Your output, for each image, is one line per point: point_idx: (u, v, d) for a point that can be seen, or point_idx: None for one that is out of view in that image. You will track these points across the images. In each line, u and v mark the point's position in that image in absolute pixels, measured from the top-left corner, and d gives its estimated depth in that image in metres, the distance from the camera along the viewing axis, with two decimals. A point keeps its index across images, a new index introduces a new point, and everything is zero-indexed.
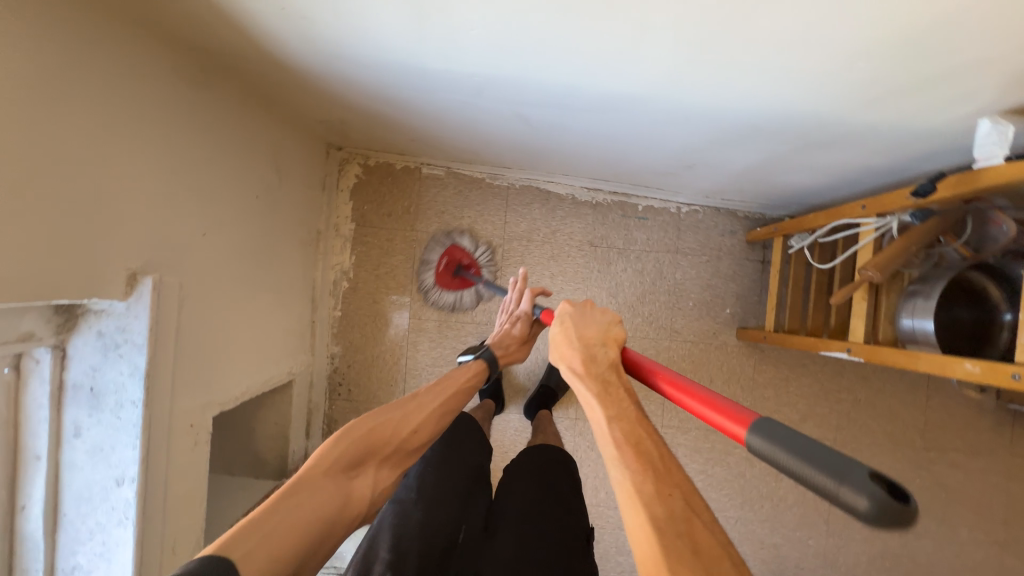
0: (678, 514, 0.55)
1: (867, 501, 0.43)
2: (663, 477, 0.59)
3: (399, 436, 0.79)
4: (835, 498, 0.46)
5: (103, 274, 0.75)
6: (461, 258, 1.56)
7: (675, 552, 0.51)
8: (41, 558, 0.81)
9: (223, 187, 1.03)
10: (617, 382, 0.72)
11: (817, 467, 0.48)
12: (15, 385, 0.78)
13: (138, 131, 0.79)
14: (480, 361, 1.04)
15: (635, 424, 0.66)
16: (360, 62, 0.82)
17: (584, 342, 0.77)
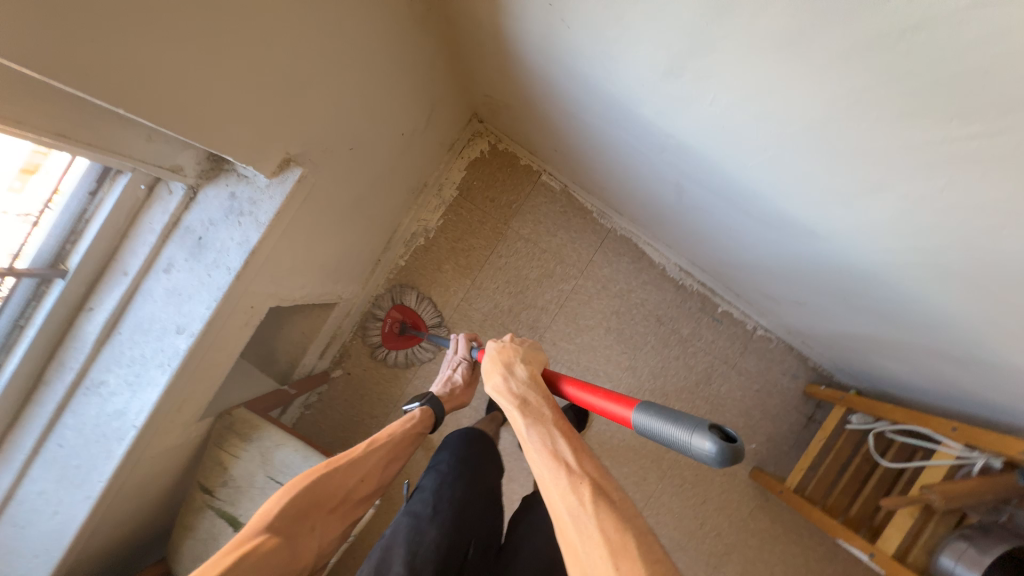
0: (588, 500, 0.52)
1: (706, 445, 0.45)
2: (574, 468, 0.55)
3: (342, 490, 0.80)
4: (686, 451, 0.48)
5: (263, 146, 0.78)
6: (407, 317, 1.58)
7: (590, 544, 0.49)
8: (79, 360, 0.84)
9: (384, 115, 1.05)
10: (538, 389, 0.66)
11: (671, 424, 0.50)
12: (141, 203, 0.82)
13: (350, 38, 0.82)
14: (423, 408, 0.99)
15: (549, 421, 0.60)
16: (576, 75, 0.83)
17: (505, 356, 0.71)
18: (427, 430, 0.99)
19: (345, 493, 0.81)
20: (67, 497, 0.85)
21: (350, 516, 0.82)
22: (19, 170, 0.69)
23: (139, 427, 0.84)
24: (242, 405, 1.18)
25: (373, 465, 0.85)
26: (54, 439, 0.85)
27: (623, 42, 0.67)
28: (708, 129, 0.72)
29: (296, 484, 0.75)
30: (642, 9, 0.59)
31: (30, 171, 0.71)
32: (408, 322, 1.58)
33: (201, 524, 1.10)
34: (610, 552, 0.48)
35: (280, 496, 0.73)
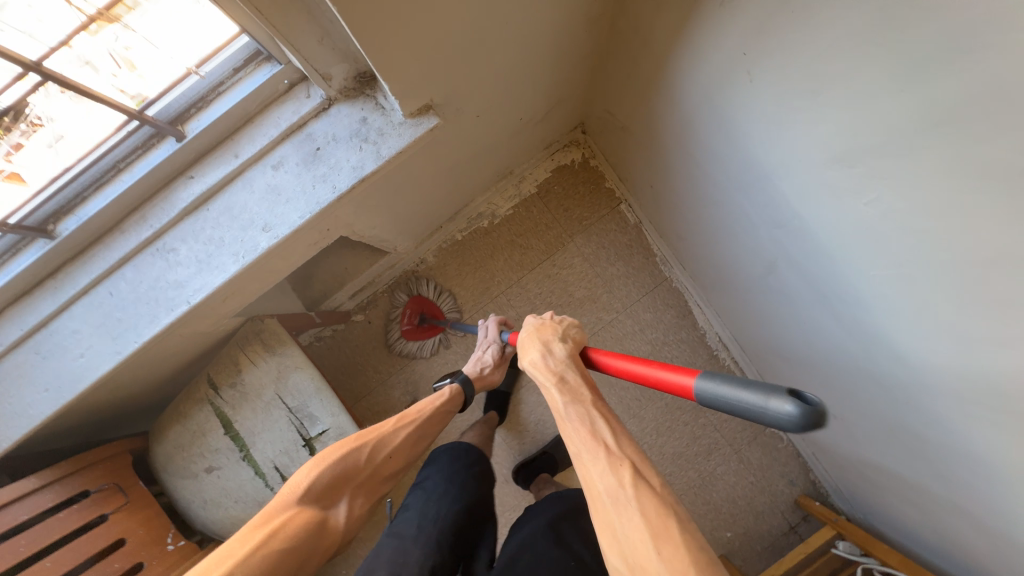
0: (626, 481, 0.52)
1: (793, 408, 0.40)
2: (613, 450, 0.55)
3: (371, 463, 0.80)
4: (763, 417, 0.43)
5: (416, 87, 0.78)
6: (425, 308, 1.56)
7: (630, 524, 0.50)
8: (161, 222, 0.83)
9: (517, 96, 1.06)
10: (575, 370, 0.68)
11: (750, 389, 0.44)
12: (278, 96, 0.82)
13: (529, 17, 0.83)
14: (454, 386, 1.04)
15: (587, 402, 0.62)
16: (730, 127, 0.84)
17: (542, 338, 0.74)
18: (455, 408, 1.02)
19: (374, 464, 0.80)
20: (97, 344, 0.84)
21: (383, 490, 0.81)
22: (93, 16, 0.67)
23: (191, 305, 0.83)
24: (275, 316, 1.18)
25: (399, 440, 0.86)
26: (106, 286, 0.84)
27: (803, 116, 0.67)
28: (844, 225, 0.72)
29: (327, 457, 0.75)
30: (844, 93, 0.60)
31: (107, 20, 0.68)
32: (428, 313, 1.56)
33: (194, 416, 1.09)
34: (652, 535, 0.48)
35: (310, 470, 0.73)
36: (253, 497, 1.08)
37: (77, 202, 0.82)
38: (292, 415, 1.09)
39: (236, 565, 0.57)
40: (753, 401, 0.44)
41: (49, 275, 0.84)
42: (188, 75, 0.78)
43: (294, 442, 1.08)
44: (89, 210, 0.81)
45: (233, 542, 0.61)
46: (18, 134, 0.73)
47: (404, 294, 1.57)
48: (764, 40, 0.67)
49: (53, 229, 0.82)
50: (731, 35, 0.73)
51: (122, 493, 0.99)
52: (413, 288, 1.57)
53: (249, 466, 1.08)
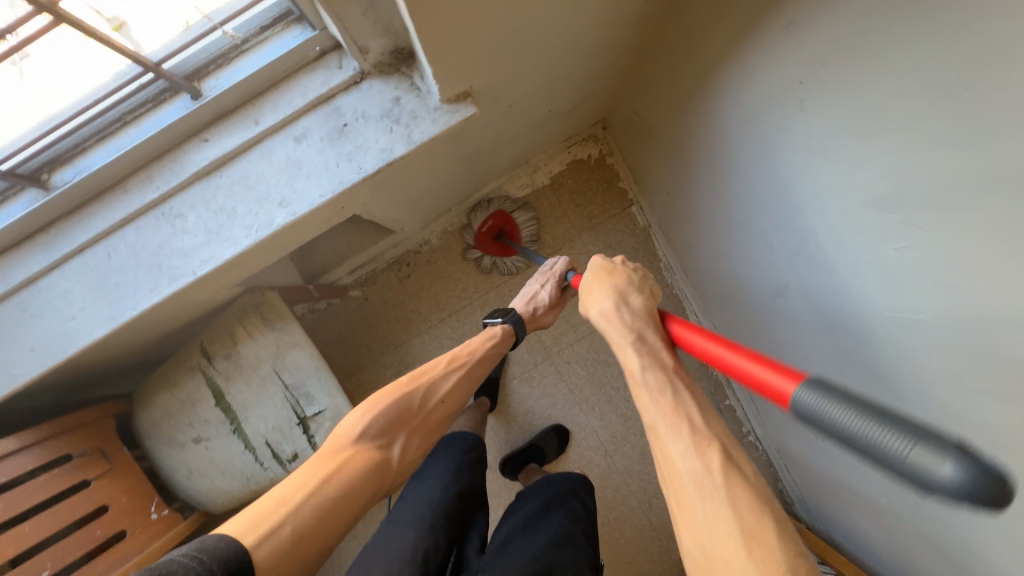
0: (715, 465, 0.53)
1: (955, 469, 0.34)
2: (700, 429, 0.56)
3: (424, 407, 0.79)
4: (899, 461, 0.38)
5: (457, 73, 0.75)
6: (505, 225, 1.52)
7: (716, 513, 0.50)
8: (169, 185, 0.78)
9: (550, 89, 1.03)
10: (653, 329, 0.69)
11: (890, 427, 0.39)
12: (307, 64, 0.77)
13: (580, 13, 0.79)
14: (505, 326, 0.99)
15: (670, 371, 0.63)
16: (768, 151, 0.84)
17: (614, 288, 0.77)
18: (504, 349, 0.97)
19: (428, 408, 0.79)
20: (90, 308, 0.79)
21: (436, 433, 0.81)
22: None
23: (196, 276, 0.79)
24: (275, 289, 1.14)
25: (451, 384, 0.84)
26: (104, 247, 0.79)
27: (848, 155, 0.67)
28: (868, 266, 0.73)
29: (380, 400, 0.74)
30: (899, 141, 0.59)
31: None
32: (505, 231, 1.53)
33: (185, 384, 1.05)
34: (741, 529, 0.49)
35: (364, 413, 0.72)
36: (240, 472, 1.06)
37: (77, 152, 0.77)
38: (288, 392, 1.07)
39: (292, 510, 0.59)
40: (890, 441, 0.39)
41: (41, 229, 0.79)
42: (209, 28, 0.73)
43: (288, 419, 1.06)
44: (89, 162, 0.76)
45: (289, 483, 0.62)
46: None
47: (483, 209, 1.52)
48: (824, 72, 0.66)
49: (48, 180, 0.77)
50: (789, 60, 0.71)
51: (105, 459, 0.95)
52: (494, 204, 1.52)
53: (239, 440, 1.05)
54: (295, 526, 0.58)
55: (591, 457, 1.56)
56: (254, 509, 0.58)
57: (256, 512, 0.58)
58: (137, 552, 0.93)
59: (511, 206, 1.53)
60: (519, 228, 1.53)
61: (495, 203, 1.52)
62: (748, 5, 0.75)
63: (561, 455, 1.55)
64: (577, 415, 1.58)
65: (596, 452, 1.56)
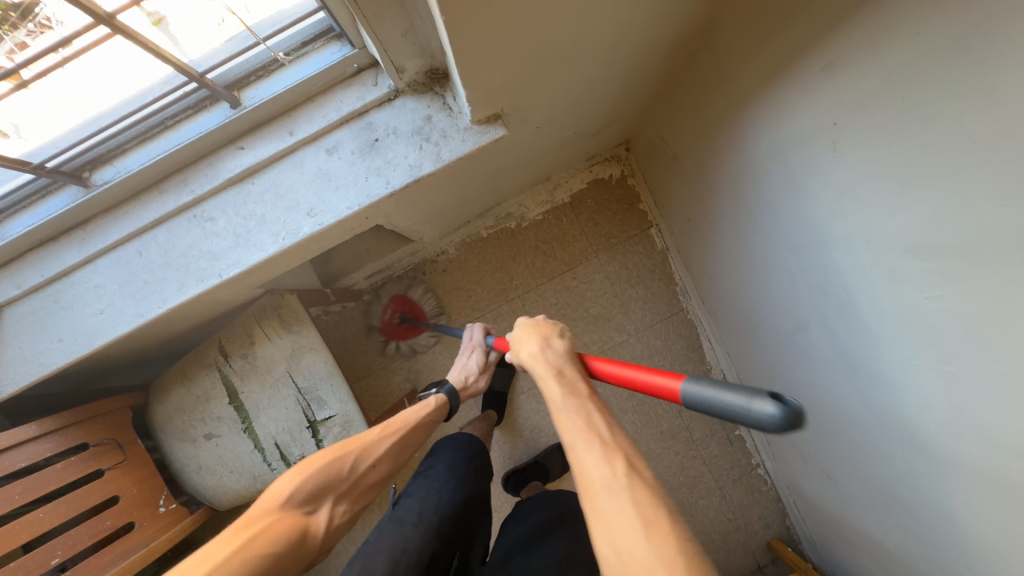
0: (620, 470, 0.52)
1: (775, 408, 0.44)
2: (608, 441, 0.56)
3: (354, 471, 0.78)
4: (742, 416, 0.47)
5: (491, 96, 0.76)
6: (407, 308, 1.52)
7: (621, 512, 0.49)
8: (202, 189, 0.80)
9: (578, 112, 1.03)
10: (572, 365, 0.69)
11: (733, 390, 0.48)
12: (344, 80, 0.79)
13: (615, 43, 0.80)
14: (440, 396, 0.99)
15: (585, 397, 0.62)
16: (796, 188, 0.83)
17: (540, 330, 0.75)
18: (440, 418, 0.98)
19: (358, 476, 0.78)
20: (119, 303, 0.81)
21: (365, 500, 0.79)
22: None
23: (222, 279, 0.81)
24: (295, 292, 1.16)
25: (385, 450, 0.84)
26: (136, 245, 0.81)
27: (881, 198, 0.66)
28: (896, 311, 0.72)
29: (310, 465, 0.73)
30: (934, 190, 0.58)
31: None
32: (410, 313, 1.52)
33: (200, 381, 1.07)
34: (642, 522, 0.48)
35: (294, 477, 0.71)
36: (248, 471, 1.07)
37: (117, 152, 0.80)
38: (300, 395, 1.08)
39: (214, 568, 0.55)
40: (736, 403, 0.48)
41: (78, 224, 0.82)
42: (253, 42, 0.76)
43: (298, 423, 1.07)
44: (128, 163, 0.79)
45: (213, 544, 0.59)
46: (24, 34, 0.64)
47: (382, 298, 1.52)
48: (859, 115, 0.65)
49: (88, 177, 0.80)
50: (824, 100, 0.71)
51: (119, 450, 0.96)
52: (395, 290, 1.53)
53: (250, 439, 1.07)
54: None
55: None
56: (180, 565, 0.55)
57: (176, 571, 0.54)
58: (143, 545, 0.93)
59: (408, 288, 1.54)
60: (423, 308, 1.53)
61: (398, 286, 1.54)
62: (783, 44, 0.75)
63: (564, 474, 1.53)
64: None
65: None
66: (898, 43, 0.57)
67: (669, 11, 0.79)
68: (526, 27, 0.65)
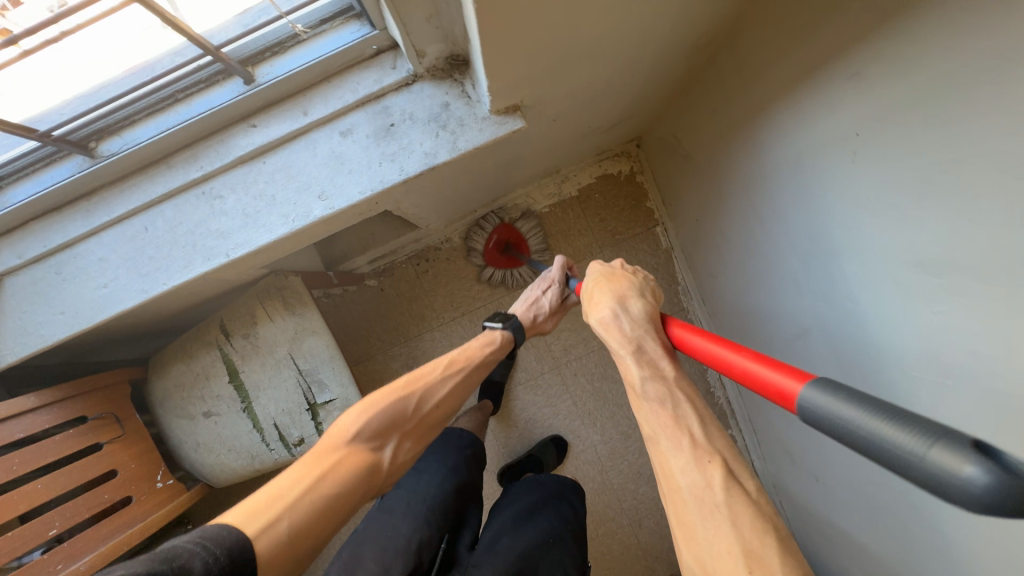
0: (716, 480, 0.53)
1: (974, 470, 0.30)
2: (701, 443, 0.56)
3: (420, 410, 0.78)
4: (909, 462, 0.34)
5: (511, 89, 0.75)
6: (510, 237, 1.51)
7: (718, 533, 0.50)
8: (212, 165, 0.78)
9: (594, 107, 1.03)
10: (653, 336, 0.67)
11: (900, 424, 0.35)
12: (362, 61, 0.77)
13: (639, 41, 0.79)
14: (506, 333, 0.98)
15: (670, 382, 0.62)
16: (809, 195, 0.83)
17: (615, 292, 0.75)
18: (501, 355, 0.97)
19: (422, 413, 0.78)
20: (123, 278, 0.80)
21: (427, 438, 0.80)
22: None
23: (230, 259, 0.80)
24: (298, 274, 1.14)
25: (447, 390, 0.83)
26: (142, 220, 0.80)
27: (894, 212, 0.67)
28: (899, 325, 0.73)
29: (376, 403, 0.73)
30: (948, 208, 0.59)
31: None
32: (513, 242, 1.52)
33: (201, 358, 1.07)
34: (742, 546, 0.49)
35: (360, 415, 0.71)
36: (246, 450, 1.07)
37: (126, 124, 0.78)
38: (301, 377, 1.07)
39: (287, 507, 0.59)
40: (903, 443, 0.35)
41: (83, 195, 0.80)
42: (274, 15, 0.74)
43: (299, 404, 1.07)
44: (137, 135, 0.77)
45: (288, 476, 0.62)
46: None
47: (490, 222, 1.52)
48: (882, 128, 0.65)
49: (94, 148, 0.78)
50: (847, 111, 0.70)
51: (118, 425, 0.96)
52: (497, 218, 1.52)
53: (249, 419, 1.06)
54: (289, 525, 0.58)
55: (586, 469, 1.57)
56: (255, 500, 0.59)
57: (253, 503, 0.58)
58: (140, 520, 0.93)
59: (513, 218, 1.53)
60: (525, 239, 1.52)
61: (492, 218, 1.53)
62: (806, 52, 0.74)
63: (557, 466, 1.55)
64: (577, 427, 1.58)
65: (592, 466, 1.57)
66: (925, 59, 0.57)
67: (697, 9, 0.78)
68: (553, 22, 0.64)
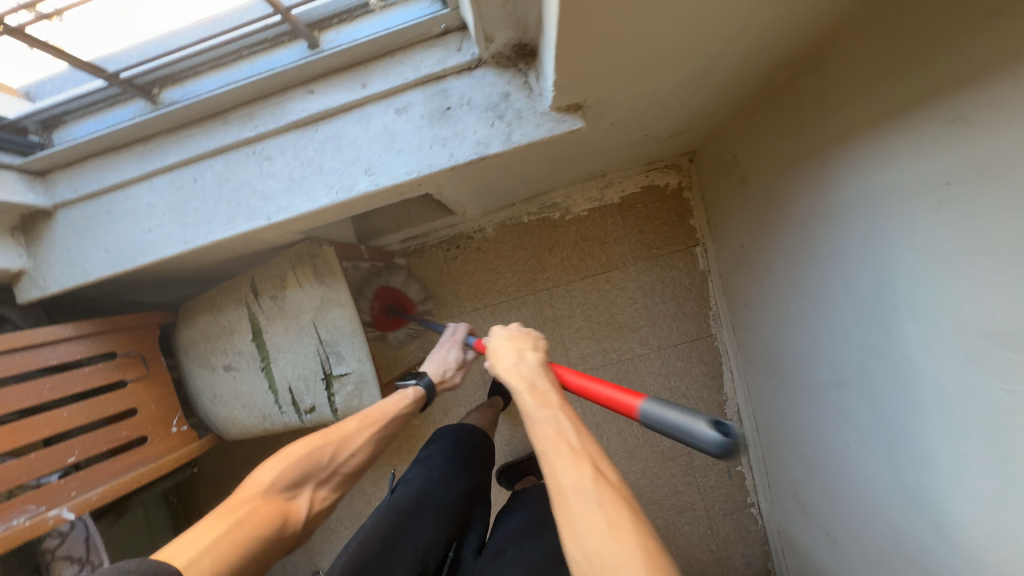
0: (588, 472, 0.51)
1: (717, 433, 0.51)
2: (575, 445, 0.54)
3: (334, 461, 0.77)
4: (691, 436, 0.53)
5: (577, 88, 0.72)
6: (393, 298, 1.43)
7: (588, 516, 0.48)
8: (265, 126, 0.78)
9: (655, 116, 0.98)
10: (543, 376, 0.67)
11: (680, 413, 0.54)
12: (428, 39, 0.76)
13: (717, 53, 0.75)
14: (415, 390, 0.96)
15: (555, 406, 0.60)
16: (877, 240, 0.77)
17: (515, 346, 0.74)
18: (418, 411, 0.95)
19: (337, 465, 0.77)
20: (167, 226, 0.81)
21: (343, 489, 0.78)
22: None
23: (270, 222, 0.80)
24: (332, 244, 1.14)
25: (362, 441, 0.82)
26: (192, 171, 0.80)
27: (976, 273, 0.61)
28: (961, 396, 0.67)
29: (289, 451, 0.73)
30: None
31: None
32: (398, 303, 1.44)
33: (229, 313, 1.09)
34: (608, 523, 0.47)
35: (274, 464, 0.71)
36: (259, 409, 1.09)
37: (189, 75, 0.79)
38: (321, 346, 1.07)
39: (206, 548, 0.55)
40: (683, 423, 0.54)
41: (140, 139, 0.81)
42: None
43: (315, 372, 1.07)
44: (199, 87, 0.78)
45: (198, 529, 0.58)
46: None
47: (366, 286, 1.37)
48: (981, 180, 0.59)
49: (157, 94, 0.79)
50: (938, 157, 0.65)
51: (143, 365, 0.99)
52: (377, 279, 1.40)
53: (266, 378, 1.08)
54: (209, 564, 0.54)
55: None
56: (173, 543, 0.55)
57: (169, 550, 0.54)
58: (152, 460, 0.96)
59: (390, 277, 1.44)
60: (411, 297, 1.46)
61: (371, 280, 1.38)
62: (900, 88, 0.69)
63: None
64: None
65: None
66: None
67: (785, 26, 0.72)
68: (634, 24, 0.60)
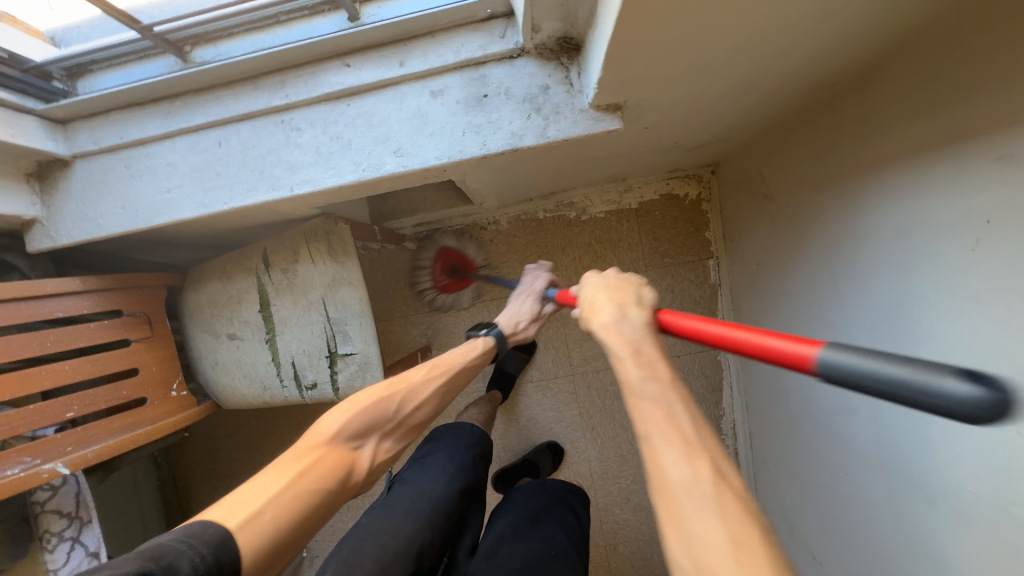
0: (706, 475, 0.45)
1: (965, 388, 0.34)
2: (692, 441, 0.47)
3: (400, 413, 0.75)
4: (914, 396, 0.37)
5: (618, 88, 0.70)
6: (454, 259, 1.49)
7: (704, 526, 0.42)
8: (296, 95, 0.77)
9: (688, 124, 0.97)
10: (650, 341, 0.59)
11: (890, 361, 0.39)
12: (471, 23, 0.74)
13: (763, 67, 0.74)
14: (489, 339, 0.96)
15: (667, 384, 0.53)
16: (906, 272, 0.76)
17: (615, 299, 0.66)
18: (485, 362, 0.94)
19: (403, 417, 0.75)
20: (187, 187, 0.79)
21: (407, 440, 0.77)
22: None
23: (293, 194, 0.78)
24: (348, 221, 1.12)
25: (430, 392, 0.80)
26: (218, 134, 0.79)
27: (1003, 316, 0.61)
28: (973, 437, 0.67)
29: (355, 401, 0.70)
30: None
31: None
32: (461, 264, 1.49)
33: (238, 281, 1.07)
34: (730, 539, 0.41)
35: (340, 413, 0.68)
36: (260, 380, 1.08)
37: (223, 36, 0.77)
38: (328, 323, 1.06)
39: (269, 499, 0.54)
40: (904, 376, 0.38)
41: (166, 96, 0.80)
42: None
43: (319, 349, 1.06)
44: (232, 50, 0.76)
45: (264, 478, 0.57)
46: None
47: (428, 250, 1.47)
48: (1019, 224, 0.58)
49: (188, 53, 0.77)
50: (976, 195, 0.64)
51: (148, 326, 0.98)
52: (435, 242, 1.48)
53: (270, 351, 1.07)
54: (271, 517, 0.53)
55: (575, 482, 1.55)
56: (231, 496, 0.54)
57: (222, 509, 0.52)
58: (150, 421, 0.95)
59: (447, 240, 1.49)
60: (472, 258, 1.49)
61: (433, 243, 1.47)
62: (945, 121, 0.68)
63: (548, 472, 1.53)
64: (577, 438, 1.56)
65: (583, 480, 1.55)
66: None
67: (835, 46, 0.71)
68: (690, 28, 0.59)
